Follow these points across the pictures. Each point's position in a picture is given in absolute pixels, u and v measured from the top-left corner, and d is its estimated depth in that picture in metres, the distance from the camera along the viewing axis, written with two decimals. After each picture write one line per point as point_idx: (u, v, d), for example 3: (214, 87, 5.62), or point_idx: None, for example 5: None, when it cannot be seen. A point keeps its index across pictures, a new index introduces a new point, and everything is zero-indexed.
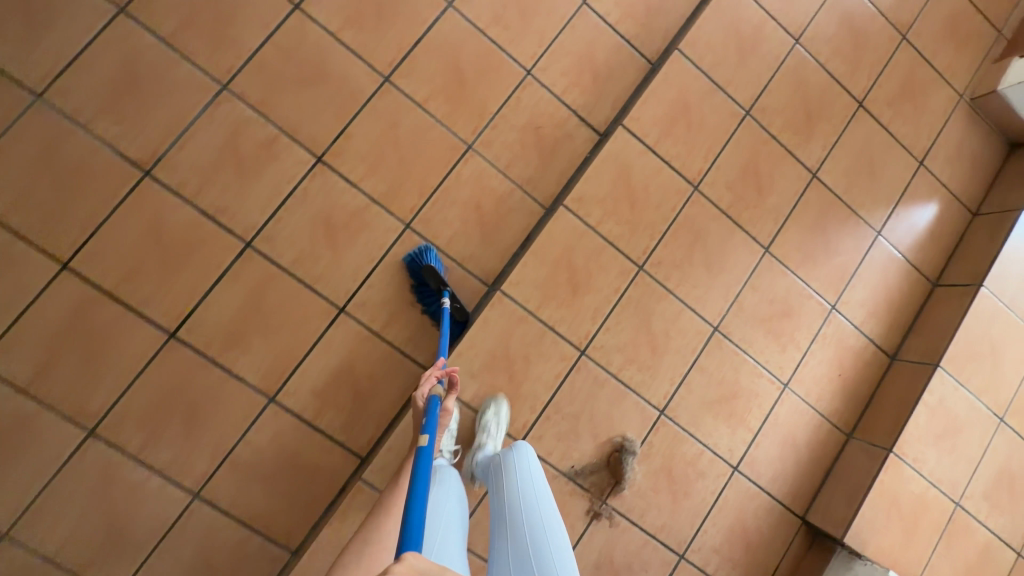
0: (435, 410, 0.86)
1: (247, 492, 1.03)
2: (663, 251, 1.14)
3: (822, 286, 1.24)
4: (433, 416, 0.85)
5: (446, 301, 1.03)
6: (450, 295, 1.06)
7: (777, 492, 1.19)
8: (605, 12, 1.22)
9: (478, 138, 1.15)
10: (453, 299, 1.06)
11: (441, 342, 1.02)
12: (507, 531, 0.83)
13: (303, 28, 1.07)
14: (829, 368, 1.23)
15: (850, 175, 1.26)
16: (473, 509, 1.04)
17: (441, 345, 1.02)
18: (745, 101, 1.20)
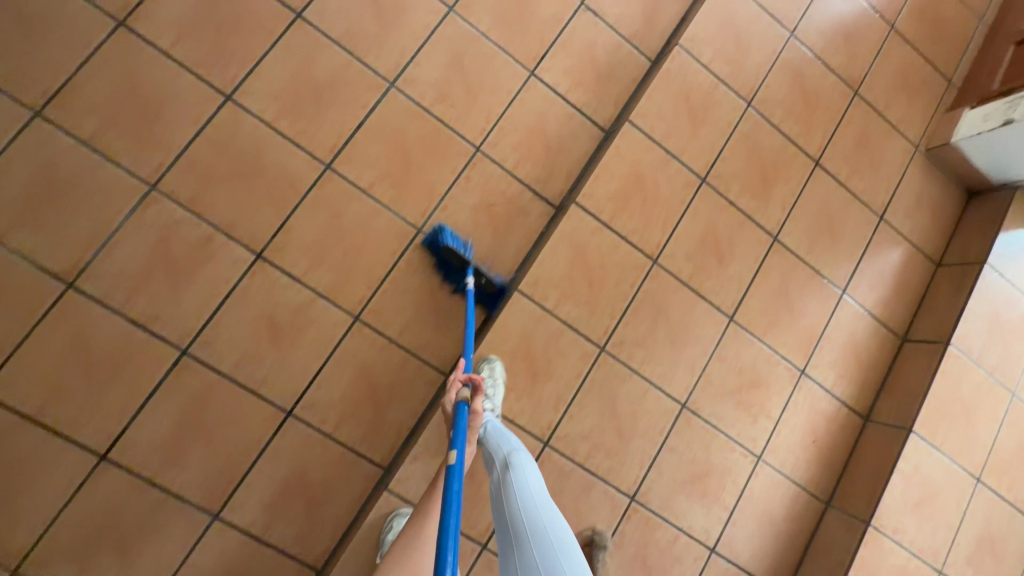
0: (463, 420, 0.79)
1: None
2: (625, 329, 1.10)
3: (790, 351, 1.21)
4: (461, 427, 0.78)
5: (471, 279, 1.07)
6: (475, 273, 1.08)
7: (757, 570, 1.15)
8: (554, 83, 1.19)
9: (428, 220, 1.10)
10: (478, 275, 1.08)
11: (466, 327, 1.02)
12: (514, 552, 0.77)
13: (235, 119, 1.02)
14: (803, 435, 1.20)
15: (812, 235, 1.24)
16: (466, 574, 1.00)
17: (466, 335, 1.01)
18: (700, 169, 1.17)
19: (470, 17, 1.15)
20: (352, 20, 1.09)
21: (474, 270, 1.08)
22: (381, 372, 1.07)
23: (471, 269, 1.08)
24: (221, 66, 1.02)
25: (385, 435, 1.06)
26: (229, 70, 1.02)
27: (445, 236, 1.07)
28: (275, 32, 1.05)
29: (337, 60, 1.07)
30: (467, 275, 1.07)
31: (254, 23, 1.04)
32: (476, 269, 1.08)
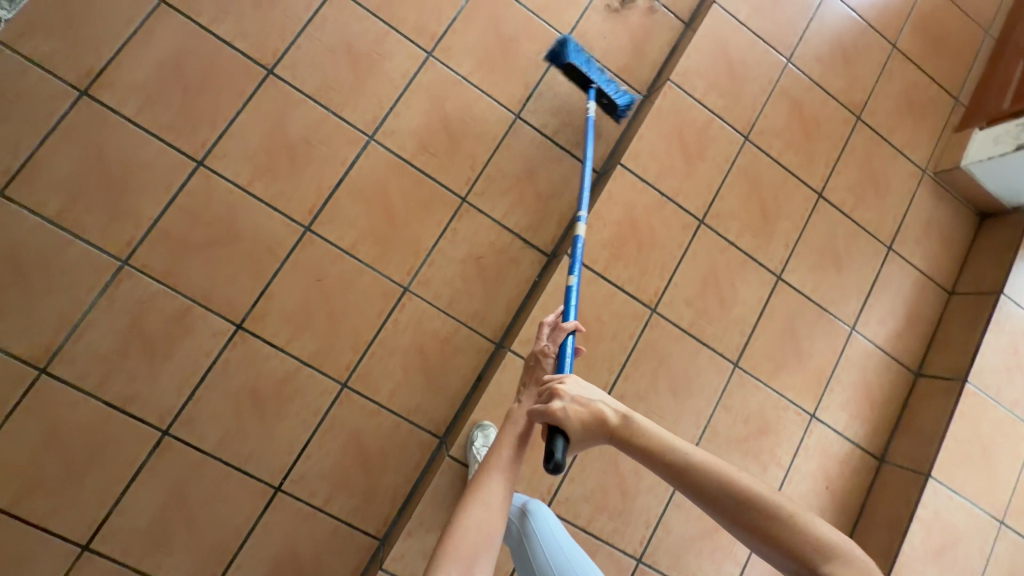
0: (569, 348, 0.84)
1: None
2: (625, 384, 1.06)
3: (799, 394, 1.15)
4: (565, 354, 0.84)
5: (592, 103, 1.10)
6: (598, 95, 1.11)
7: None
8: (541, 124, 1.14)
9: (415, 277, 1.06)
10: (600, 97, 1.12)
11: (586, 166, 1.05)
12: None
13: (208, 185, 0.98)
14: (815, 481, 1.15)
15: (818, 271, 1.19)
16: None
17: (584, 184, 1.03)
18: (697, 209, 1.12)
19: (450, 61, 1.10)
20: (327, 72, 1.04)
21: (599, 87, 1.11)
22: (372, 440, 1.02)
23: (594, 89, 1.11)
24: (191, 129, 0.98)
25: (379, 506, 1.01)
26: (200, 134, 0.98)
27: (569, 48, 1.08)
28: (246, 90, 1.00)
29: (313, 116, 1.03)
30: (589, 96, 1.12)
31: (224, 83, 0.99)
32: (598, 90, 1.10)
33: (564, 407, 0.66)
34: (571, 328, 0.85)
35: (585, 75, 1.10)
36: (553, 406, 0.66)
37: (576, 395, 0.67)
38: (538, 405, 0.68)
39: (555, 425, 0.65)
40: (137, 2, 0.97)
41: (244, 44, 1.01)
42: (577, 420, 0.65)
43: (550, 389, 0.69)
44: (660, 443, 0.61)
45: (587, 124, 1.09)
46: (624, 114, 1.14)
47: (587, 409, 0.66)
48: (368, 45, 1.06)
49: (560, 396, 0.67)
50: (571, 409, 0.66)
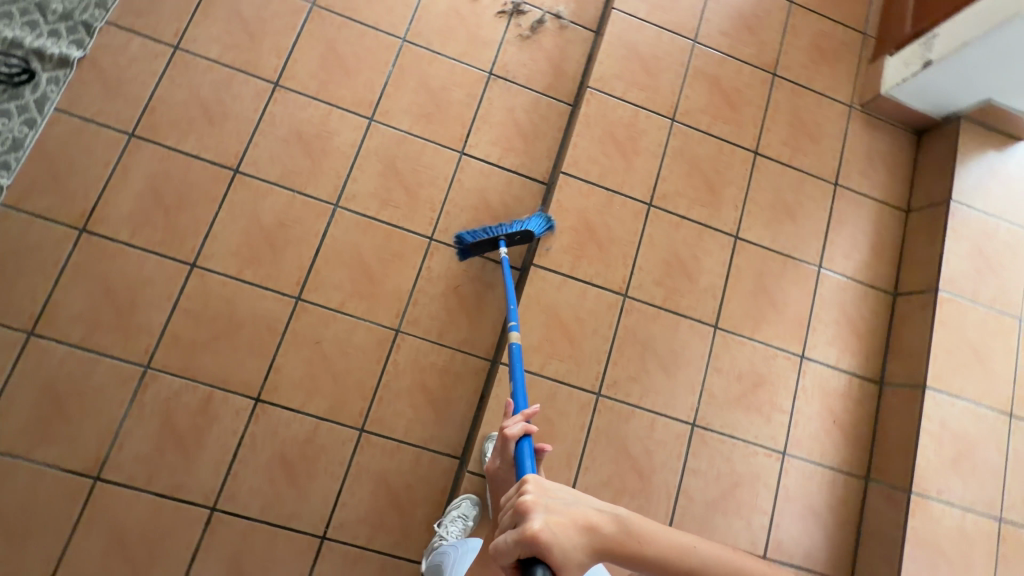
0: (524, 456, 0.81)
1: None
2: (615, 370, 1.13)
3: (785, 340, 1.21)
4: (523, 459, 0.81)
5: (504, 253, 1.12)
6: (507, 243, 1.12)
7: (816, 567, 1.14)
8: (485, 155, 1.24)
9: (403, 319, 1.15)
10: (510, 241, 1.12)
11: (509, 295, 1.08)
12: None
13: (204, 283, 1.09)
14: (821, 420, 1.19)
15: (772, 224, 1.25)
16: None
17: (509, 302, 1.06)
18: (644, 196, 1.21)
19: (391, 121, 1.22)
20: (286, 159, 1.16)
21: (504, 235, 1.11)
22: (398, 476, 1.10)
23: (503, 239, 1.11)
24: (179, 239, 1.10)
25: (418, 535, 1.09)
26: (187, 241, 1.10)
27: (466, 234, 1.14)
28: (219, 193, 1.13)
29: (282, 201, 1.15)
30: (503, 248, 1.13)
31: (199, 191, 1.12)
32: (505, 236, 1.11)
33: (546, 522, 0.59)
34: (521, 431, 0.82)
35: (488, 234, 1.11)
36: (533, 526, 0.58)
37: (550, 503, 0.61)
38: (508, 532, 0.59)
39: (538, 551, 0.57)
40: (111, 142, 1.11)
41: (209, 154, 1.14)
42: (564, 535, 0.59)
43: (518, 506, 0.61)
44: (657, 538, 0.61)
45: (503, 273, 1.10)
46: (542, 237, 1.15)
47: (569, 518, 0.60)
48: (316, 126, 1.19)
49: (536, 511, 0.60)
50: (553, 523, 0.59)
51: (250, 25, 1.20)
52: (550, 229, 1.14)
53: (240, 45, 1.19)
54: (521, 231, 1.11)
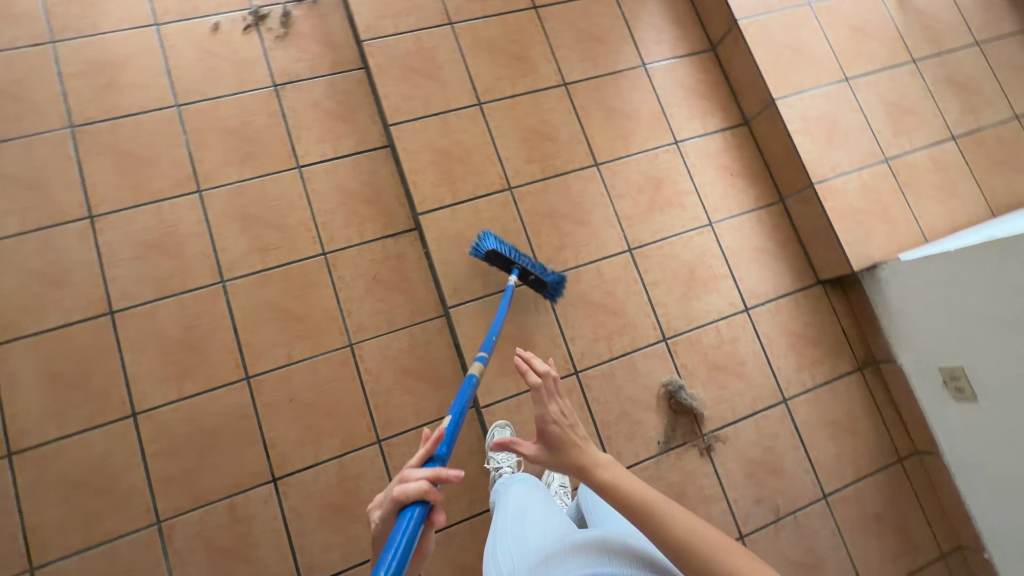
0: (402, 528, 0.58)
1: None
2: (543, 251, 1.20)
3: (655, 138, 1.31)
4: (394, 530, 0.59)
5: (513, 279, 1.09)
6: (520, 272, 1.10)
7: (787, 289, 1.28)
8: (320, 155, 1.25)
9: (349, 332, 1.18)
10: (525, 273, 1.10)
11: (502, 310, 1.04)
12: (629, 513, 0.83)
13: (158, 421, 1.08)
14: (722, 180, 1.32)
15: (586, 55, 1.33)
16: None
17: (501, 318, 1.02)
18: (470, 100, 1.26)
19: (219, 181, 1.21)
20: (151, 273, 1.14)
21: (527, 267, 1.10)
22: None
23: (518, 268, 1.10)
24: (106, 401, 1.08)
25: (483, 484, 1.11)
26: (115, 398, 1.08)
27: (497, 242, 1.08)
28: (113, 340, 1.10)
29: (175, 308, 1.14)
30: (514, 275, 1.10)
31: (95, 351, 1.10)
32: (524, 267, 1.09)
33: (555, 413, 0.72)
34: (416, 494, 0.60)
35: (509, 254, 1.09)
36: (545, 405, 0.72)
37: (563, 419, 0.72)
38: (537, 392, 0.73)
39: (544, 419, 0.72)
40: None
41: (78, 315, 1.10)
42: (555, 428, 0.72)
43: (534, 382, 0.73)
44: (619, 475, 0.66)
45: (506, 294, 1.07)
46: (554, 290, 1.14)
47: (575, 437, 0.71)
48: (156, 229, 1.16)
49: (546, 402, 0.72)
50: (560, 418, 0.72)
51: (28, 182, 1.14)
52: (562, 285, 1.14)
53: (33, 205, 1.14)
54: (541, 275, 1.11)
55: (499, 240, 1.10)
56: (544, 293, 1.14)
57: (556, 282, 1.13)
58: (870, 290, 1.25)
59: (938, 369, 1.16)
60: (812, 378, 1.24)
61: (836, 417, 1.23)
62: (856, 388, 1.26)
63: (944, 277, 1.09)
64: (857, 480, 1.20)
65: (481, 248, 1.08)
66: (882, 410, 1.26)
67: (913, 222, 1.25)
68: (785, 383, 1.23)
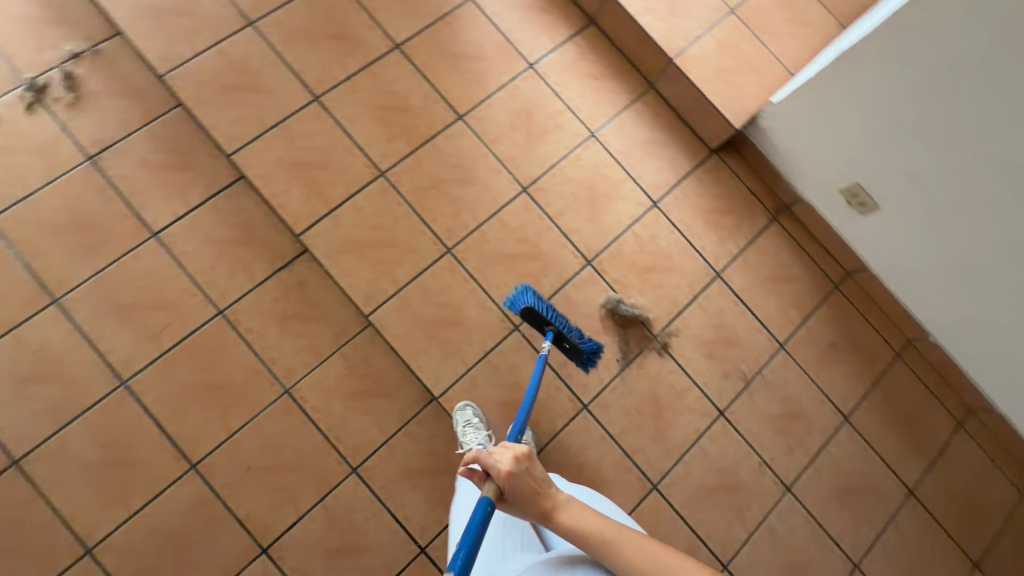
0: None
1: None
2: (440, 223, 1.15)
3: (509, 69, 1.25)
4: None
5: (547, 344, 1.03)
6: (555, 336, 1.04)
7: (686, 170, 1.28)
8: (171, 213, 1.14)
9: (280, 379, 1.11)
10: (560, 337, 1.04)
11: (538, 373, 0.97)
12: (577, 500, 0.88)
13: (117, 546, 1.01)
14: (588, 87, 1.28)
15: (408, 8, 1.23)
16: (591, 410, 1.13)
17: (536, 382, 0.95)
18: (306, 98, 1.15)
19: (74, 282, 1.08)
20: (43, 405, 1.04)
21: (563, 331, 1.04)
22: (414, 460, 1.12)
23: (554, 331, 1.04)
24: (54, 550, 0.99)
25: None
26: (63, 542, 1.00)
27: (535, 298, 1.04)
28: (32, 488, 1.01)
29: (86, 429, 1.04)
30: (548, 340, 1.04)
31: (18, 507, 1.00)
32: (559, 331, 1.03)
33: (514, 471, 0.69)
34: None
35: (546, 315, 1.03)
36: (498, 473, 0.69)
37: (525, 472, 0.70)
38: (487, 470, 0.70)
39: (501, 488, 0.70)
40: None
41: None
42: (519, 486, 0.69)
43: (500, 468, 0.69)
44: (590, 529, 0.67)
45: (541, 358, 0.99)
46: (586, 359, 1.07)
47: (535, 483, 0.70)
48: (26, 358, 1.05)
49: (507, 482, 0.69)
50: (520, 477, 0.69)
51: None
52: (595, 354, 1.08)
53: None
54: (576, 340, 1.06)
55: (537, 297, 1.04)
56: (575, 360, 1.07)
57: (588, 348, 1.07)
58: (759, 141, 1.27)
59: (839, 192, 1.20)
60: (735, 244, 1.26)
61: (769, 270, 1.27)
62: (778, 236, 1.29)
63: (816, 105, 1.12)
64: (805, 319, 1.26)
65: (516, 301, 1.04)
66: (807, 247, 1.30)
67: (776, 62, 1.26)
68: (713, 258, 1.25)
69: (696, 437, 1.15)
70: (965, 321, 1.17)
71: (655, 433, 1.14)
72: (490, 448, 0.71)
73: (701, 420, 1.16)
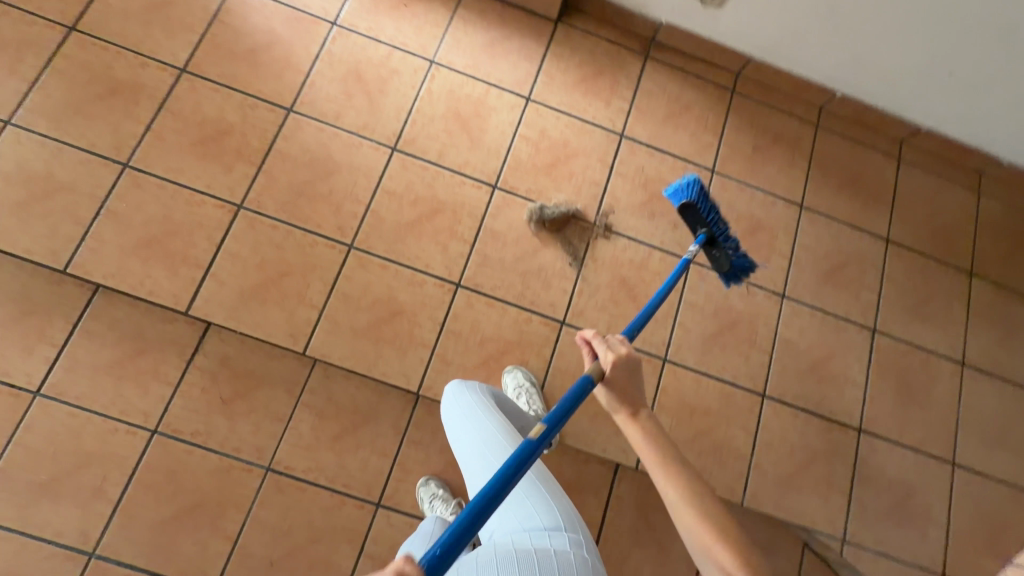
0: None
1: (666, 558, 1.08)
2: (328, 226, 1.04)
3: (312, 38, 1.12)
4: None
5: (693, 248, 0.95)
6: (704, 241, 0.96)
7: (540, 52, 1.19)
8: (38, 362, 0.97)
9: (254, 462, 0.99)
10: (710, 242, 0.96)
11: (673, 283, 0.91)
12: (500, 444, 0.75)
13: None
14: (402, 17, 1.16)
15: (172, 26, 1.08)
16: (570, 324, 1.06)
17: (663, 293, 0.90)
18: (115, 172, 1.00)
19: None
20: None
21: (717, 235, 0.95)
22: (430, 463, 1.03)
23: (706, 235, 0.95)
24: None
25: None
26: None
27: (699, 195, 0.91)
28: None
29: None
30: (697, 243, 0.96)
31: None
32: (710, 235, 0.94)
33: (624, 358, 0.70)
34: None
35: (705, 215, 0.93)
36: (608, 356, 0.70)
37: (631, 367, 0.70)
38: (601, 346, 0.72)
39: (604, 372, 0.70)
40: None
41: None
42: (618, 375, 0.69)
43: (605, 354, 0.70)
44: (663, 450, 0.62)
45: (684, 265, 0.92)
46: (736, 275, 0.99)
47: (633, 384, 0.69)
48: None
49: (609, 370, 0.70)
50: (624, 369, 0.69)
51: None
52: (750, 272, 0.98)
53: None
54: (729, 252, 0.95)
55: (704, 194, 0.92)
56: (721, 271, 0.99)
57: (742, 264, 0.97)
58: None
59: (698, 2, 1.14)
60: (622, 99, 1.20)
61: (665, 108, 1.21)
62: (657, 71, 1.22)
63: None
64: (720, 136, 1.22)
65: (678, 193, 0.93)
66: (690, 68, 1.24)
67: None
68: (610, 122, 1.18)
69: (678, 296, 1.11)
70: (922, 107, 1.22)
71: (640, 312, 1.09)
72: (617, 336, 0.73)
73: (675, 277, 1.12)
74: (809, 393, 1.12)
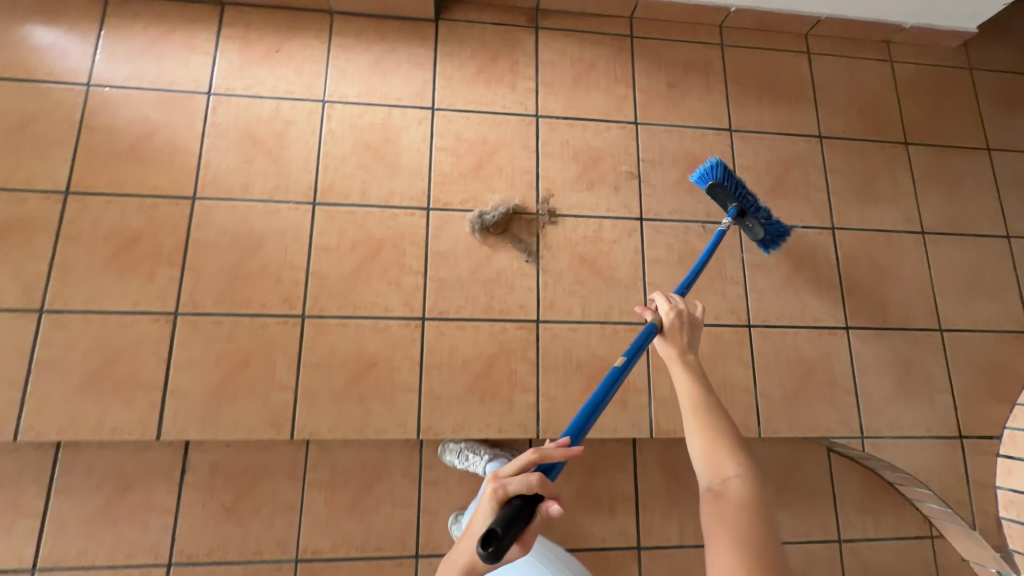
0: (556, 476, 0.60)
1: None
2: (274, 302, 0.99)
3: (192, 115, 1.05)
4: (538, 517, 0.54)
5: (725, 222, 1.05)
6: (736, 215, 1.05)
7: (429, 57, 1.14)
8: (23, 538, 0.92)
9: (280, 559, 0.97)
10: (741, 214, 1.04)
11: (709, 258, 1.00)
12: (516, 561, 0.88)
13: None
14: (277, 65, 1.09)
15: (39, 150, 1.00)
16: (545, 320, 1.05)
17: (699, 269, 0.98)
18: (33, 321, 0.94)
19: None
20: None
21: (747, 207, 1.03)
22: (454, 497, 1.02)
23: (737, 209, 1.04)
24: None
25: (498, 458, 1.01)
26: None
27: (724, 174, 1.01)
28: None
29: None
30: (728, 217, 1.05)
31: None
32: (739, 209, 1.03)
33: (678, 312, 0.84)
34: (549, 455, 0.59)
35: (733, 191, 1.02)
36: (668, 309, 0.84)
37: (685, 321, 0.83)
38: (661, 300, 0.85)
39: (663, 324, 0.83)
40: None
41: None
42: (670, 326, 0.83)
43: (663, 306, 0.84)
44: (698, 382, 0.73)
45: (717, 238, 1.02)
46: (772, 240, 1.07)
47: (684, 336, 0.82)
48: None
49: (667, 319, 0.83)
50: (676, 323, 0.83)
51: None
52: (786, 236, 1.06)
53: None
54: (761, 220, 1.03)
55: (728, 173, 1.01)
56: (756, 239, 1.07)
57: (775, 230, 1.05)
58: None
59: None
60: (525, 78, 1.16)
61: (570, 74, 1.18)
62: (551, 40, 1.19)
63: None
64: (632, 85, 1.19)
65: (705, 176, 1.04)
66: (582, 27, 1.20)
67: None
68: (522, 106, 1.14)
69: (640, 256, 1.10)
70: None
71: (609, 284, 1.08)
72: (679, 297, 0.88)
73: (631, 239, 1.11)
74: (791, 307, 1.13)
